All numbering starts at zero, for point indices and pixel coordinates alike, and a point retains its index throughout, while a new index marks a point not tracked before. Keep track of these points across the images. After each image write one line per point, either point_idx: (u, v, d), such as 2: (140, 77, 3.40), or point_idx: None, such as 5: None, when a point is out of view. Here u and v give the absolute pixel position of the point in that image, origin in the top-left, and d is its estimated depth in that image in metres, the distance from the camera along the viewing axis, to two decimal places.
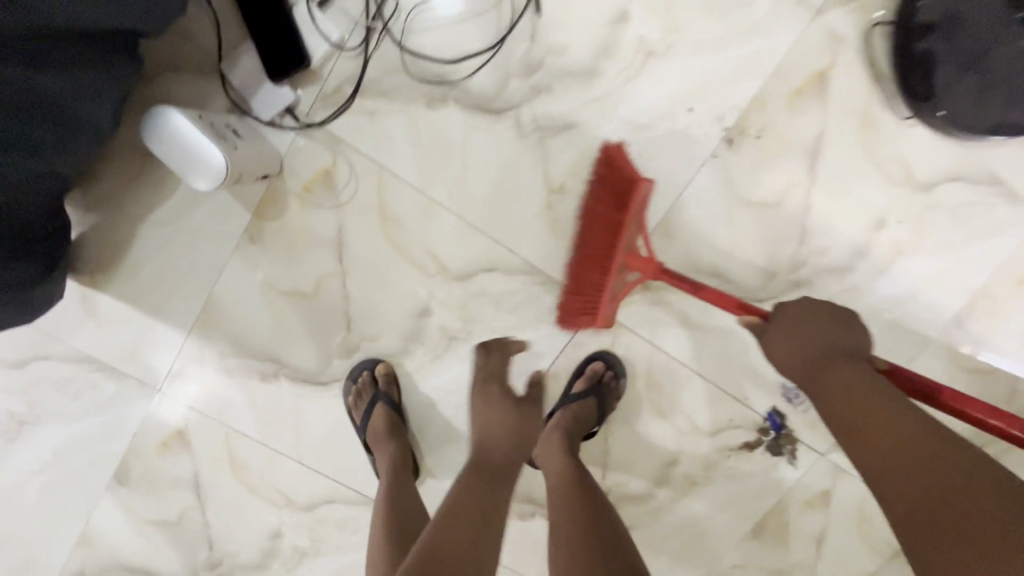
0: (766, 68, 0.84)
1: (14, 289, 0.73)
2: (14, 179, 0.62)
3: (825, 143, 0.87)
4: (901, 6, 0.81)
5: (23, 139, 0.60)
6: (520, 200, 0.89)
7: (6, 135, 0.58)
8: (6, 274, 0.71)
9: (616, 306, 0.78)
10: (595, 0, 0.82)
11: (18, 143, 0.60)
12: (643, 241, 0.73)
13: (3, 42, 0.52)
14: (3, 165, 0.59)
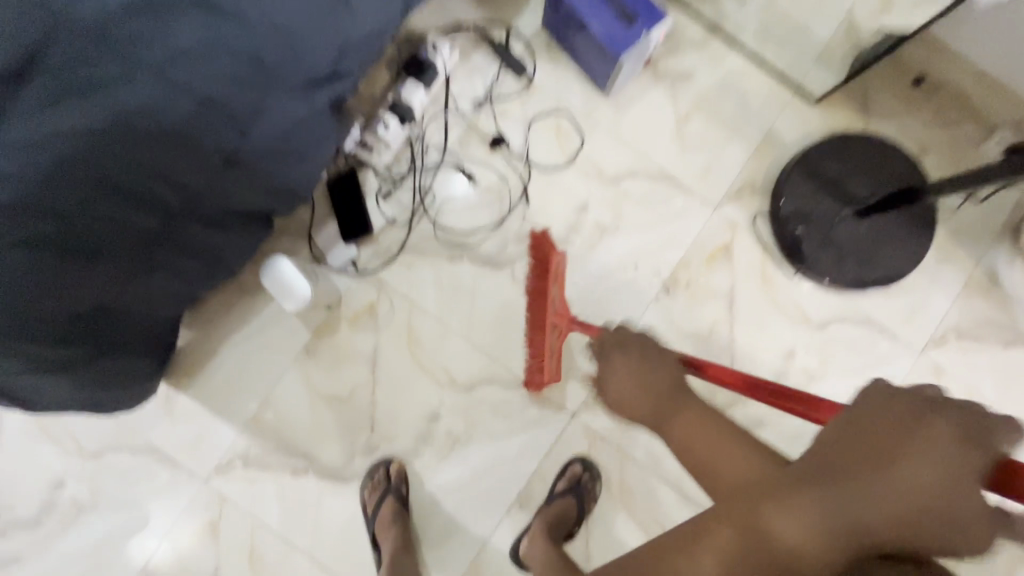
0: (685, 241, 1.20)
1: (121, 376, 0.96)
2: (158, 293, 0.90)
3: (737, 292, 1.20)
4: (771, 204, 1.20)
5: (178, 268, 0.88)
6: (514, 329, 1.20)
7: (172, 264, 0.87)
8: (121, 364, 0.94)
9: (558, 359, 1.06)
10: (566, 196, 1.20)
11: (173, 269, 0.88)
12: (561, 302, 1.04)
13: (203, 214, 0.84)
14: (156, 282, 0.87)
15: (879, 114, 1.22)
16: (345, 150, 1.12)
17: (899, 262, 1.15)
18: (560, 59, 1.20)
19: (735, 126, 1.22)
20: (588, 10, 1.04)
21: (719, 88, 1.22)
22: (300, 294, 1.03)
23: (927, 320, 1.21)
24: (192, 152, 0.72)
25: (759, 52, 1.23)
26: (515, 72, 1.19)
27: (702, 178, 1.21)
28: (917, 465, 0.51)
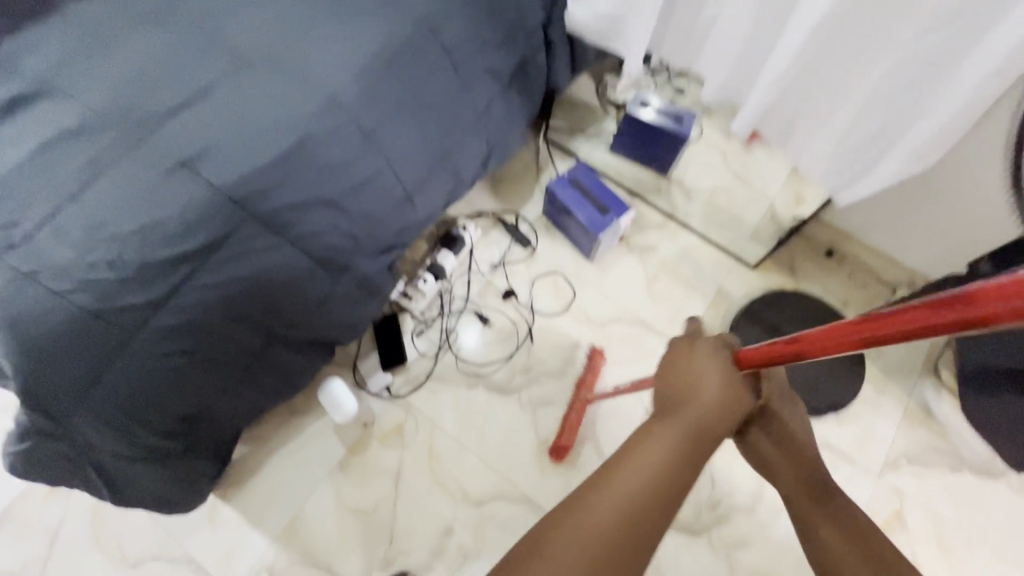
0: None
1: (190, 478, 1.13)
2: (242, 405, 1.12)
3: None
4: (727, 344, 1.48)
5: (263, 383, 1.13)
6: (521, 448, 1.39)
7: (260, 380, 1.11)
8: (195, 465, 1.13)
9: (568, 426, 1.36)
10: (562, 336, 1.50)
11: (260, 384, 1.12)
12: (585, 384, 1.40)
13: (293, 341, 1.11)
14: (245, 393, 1.10)
15: (803, 276, 1.57)
16: (392, 298, 1.44)
17: (840, 392, 1.42)
18: (557, 236, 1.60)
19: (693, 284, 1.57)
20: (576, 204, 1.46)
21: (677, 257, 1.60)
22: (351, 403, 1.28)
23: (878, 445, 1.40)
24: (298, 296, 1.02)
25: (706, 232, 1.64)
26: (522, 244, 1.58)
27: (672, 323, 1.52)
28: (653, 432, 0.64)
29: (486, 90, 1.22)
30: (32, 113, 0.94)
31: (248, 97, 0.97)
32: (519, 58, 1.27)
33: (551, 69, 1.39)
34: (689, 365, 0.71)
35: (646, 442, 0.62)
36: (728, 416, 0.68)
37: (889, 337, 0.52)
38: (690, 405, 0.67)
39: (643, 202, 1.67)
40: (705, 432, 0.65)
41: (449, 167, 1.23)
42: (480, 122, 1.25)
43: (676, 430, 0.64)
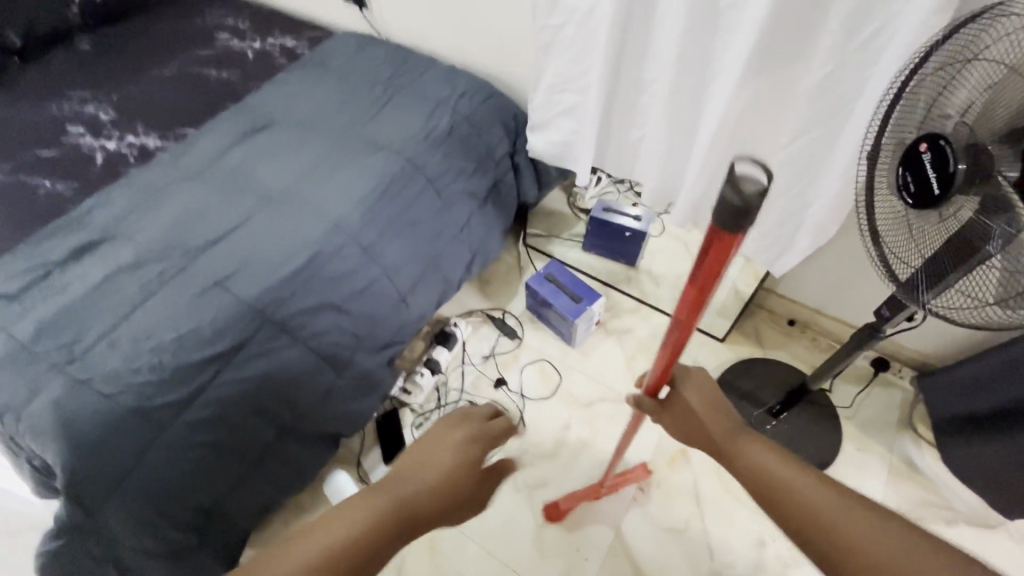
0: (650, 446, 1.52)
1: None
2: (255, 500, 1.21)
3: (702, 487, 1.45)
4: None
5: (275, 478, 1.22)
6: (521, 533, 1.42)
7: (272, 473, 1.21)
8: (207, 566, 1.18)
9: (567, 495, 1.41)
10: (552, 419, 1.60)
11: (272, 478, 1.22)
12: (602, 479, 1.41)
13: (302, 434, 1.23)
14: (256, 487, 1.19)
15: (770, 344, 1.70)
16: (392, 394, 1.56)
17: (823, 452, 1.47)
18: (541, 326, 1.77)
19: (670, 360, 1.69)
20: (553, 296, 1.64)
21: (652, 336, 1.75)
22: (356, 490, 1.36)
23: None
24: (307, 389, 1.17)
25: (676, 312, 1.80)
26: (510, 336, 1.74)
27: None
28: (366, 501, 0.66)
29: (465, 207, 1.47)
30: (97, 254, 1.17)
31: (271, 228, 1.21)
32: (492, 181, 1.54)
33: (520, 187, 1.66)
34: (442, 444, 0.77)
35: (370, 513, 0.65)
36: (438, 487, 0.72)
37: (711, 279, 0.63)
38: (411, 479, 0.71)
39: (616, 290, 1.85)
40: (420, 505, 0.69)
41: (437, 273, 1.43)
42: (462, 234, 1.48)
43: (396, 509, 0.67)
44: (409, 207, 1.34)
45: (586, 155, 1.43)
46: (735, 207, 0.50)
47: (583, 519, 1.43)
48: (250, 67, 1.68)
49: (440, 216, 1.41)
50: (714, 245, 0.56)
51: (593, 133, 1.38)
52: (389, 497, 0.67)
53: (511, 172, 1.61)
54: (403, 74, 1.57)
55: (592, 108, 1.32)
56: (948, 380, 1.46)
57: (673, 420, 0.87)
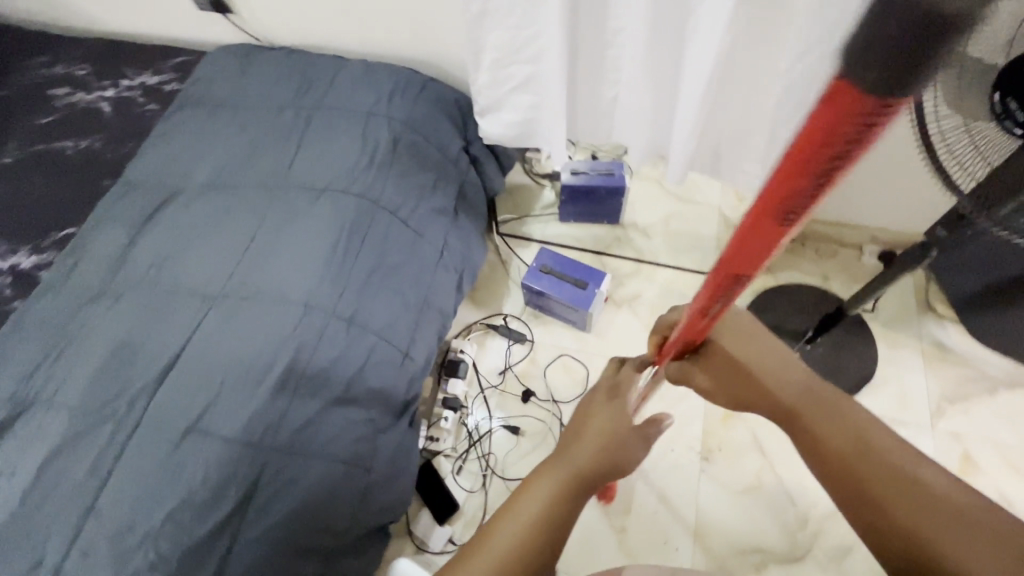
0: (699, 412, 1.46)
1: None
2: None
3: (762, 437, 1.42)
4: None
5: None
6: (602, 545, 1.34)
7: None
8: None
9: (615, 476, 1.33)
10: None
11: None
12: None
13: (349, 548, 1.06)
14: None
15: (780, 267, 1.64)
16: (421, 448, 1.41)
17: (864, 363, 1.46)
18: (547, 320, 1.63)
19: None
20: (556, 289, 1.48)
21: (663, 295, 1.64)
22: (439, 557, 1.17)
23: (919, 399, 1.43)
24: (340, 506, 0.99)
25: (678, 261, 1.69)
26: (521, 341, 1.59)
27: None
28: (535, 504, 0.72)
29: (438, 228, 1.26)
30: (14, 438, 0.91)
31: (228, 334, 0.97)
32: (456, 187, 1.33)
33: (484, 181, 1.45)
34: (586, 422, 0.81)
35: (549, 501, 0.72)
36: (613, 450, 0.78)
37: (805, 206, 0.45)
38: (571, 454, 0.76)
39: (610, 257, 1.72)
40: (587, 479, 0.75)
41: (433, 313, 1.24)
42: (444, 261, 1.28)
43: (564, 490, 0.73)
44: (380, 251, 1.12)
45: (557, 129, 1.24)
46: (910, 53, 0.29)
47: (659, 508, 1.36)
48: (115, 126, 1.33)
49: (417, 249, 1.20)
50: (840, 147, 0.37)
51: (558, 103, 1.18)
52: (561, 479, 0.74)
53: (472, 169, 1.39)
54: (311, 88, 1.29)
55: (553, 78, 1.13)
56: (955, 259, 1.44)
57: (715, 376, 0.79)
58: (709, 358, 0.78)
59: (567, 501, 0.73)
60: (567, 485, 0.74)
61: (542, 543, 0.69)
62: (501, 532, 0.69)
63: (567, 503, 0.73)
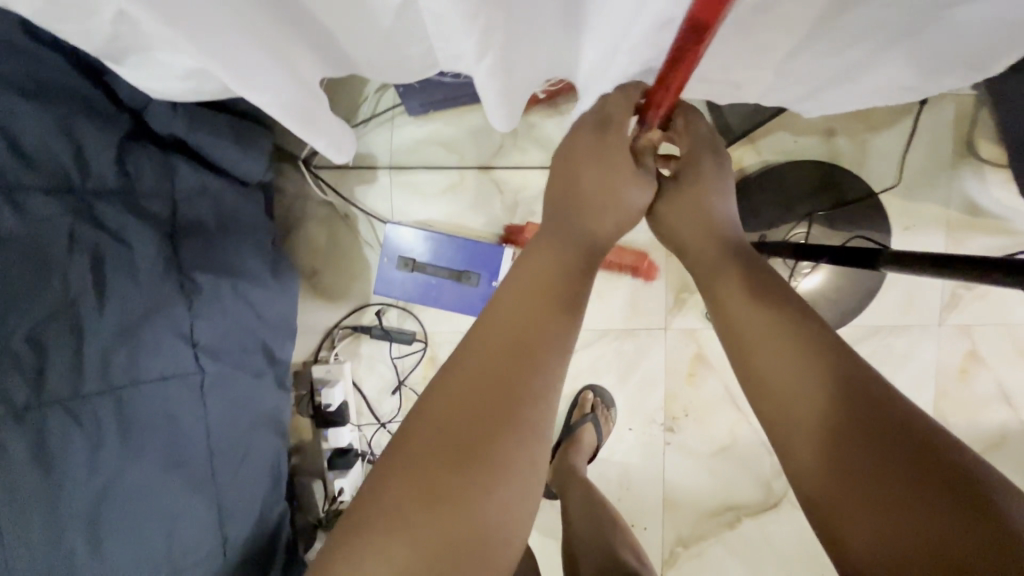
0: (658, 378, 1.13)
1: None
2: None
3: (734, 388, 1.13)
4: None
5: None
6: None
7: None
8: None
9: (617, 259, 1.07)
10: None
11: None
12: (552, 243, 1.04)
13: None
14: None
15: (765, 131, 1.05)
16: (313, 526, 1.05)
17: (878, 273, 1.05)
18: None
19: (637, 243, 1.08)
20: (432, 297, 1.02)
21: None
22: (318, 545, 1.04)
23: (930, 292, 1.09)
24: None
25: None
26: (410, 340, 1.11)
27: (634, 312, 1.11)
28: (441, 397, 0.50)
29: (163, 345, 0.65)
30: None
31: None
32: (155, 237, 0.65)
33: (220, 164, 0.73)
34: (580, 166, 0.62)
35: (526, 278, 0.57)
36: (598, 207, 0.62)
37: None
38: (551, 234, 0.61)
39: (504, 168, 1.07)
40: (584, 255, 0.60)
41: (235, 454, 0.76)
42: (208, 381, 0.71)
43: (567, 234, 0.61)
44: (58, 490, 0.56)
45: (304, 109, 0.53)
46: None
47: (621, 494, 1.17)
48: None
49: (139, 417, 0.63)
50: None
51: (241, 75, 0.46)
52: (558, 264, 0.59)
53: (172, 168, 0.69)
54: None
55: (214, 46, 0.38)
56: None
57: (594, 166, 0.61)
58: (590, 156, 0.61)
59: (522, 300, 0.55)
60: (557, 244, 0.60)
61: (548, 302, 0.56)
62: (461, 366, 0.52)
63: (571, 264, 0.59)
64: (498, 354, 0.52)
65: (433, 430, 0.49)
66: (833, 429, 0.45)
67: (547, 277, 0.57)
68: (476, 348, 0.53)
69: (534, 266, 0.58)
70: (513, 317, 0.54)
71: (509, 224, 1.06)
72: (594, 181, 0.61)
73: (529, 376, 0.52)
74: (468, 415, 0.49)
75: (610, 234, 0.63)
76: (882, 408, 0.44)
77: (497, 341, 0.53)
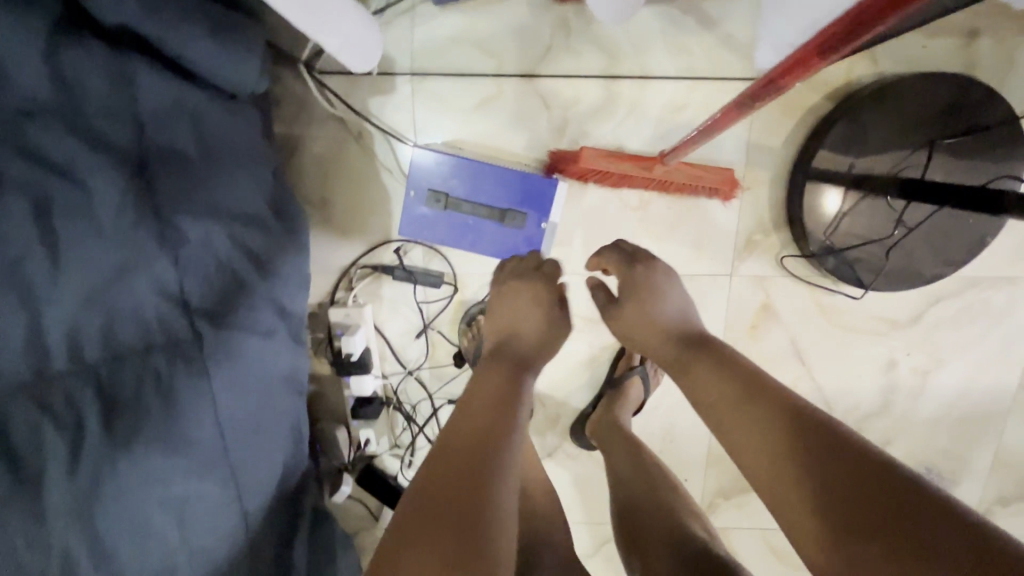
0: (717, 330, 1.00)
1: None
2: None
3: (802, 341, 1.01)
4: (801, 248, 0.92)
5: None
6: (599, 490, 1.12)
7: None
8: None
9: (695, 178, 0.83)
10: (567, 360, 1.04)
11: None
12: (618, 166, 0.82)
13: None
14: None
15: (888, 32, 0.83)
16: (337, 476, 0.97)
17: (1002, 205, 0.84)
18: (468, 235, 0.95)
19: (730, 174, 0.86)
20: (463, 239, 0.87)
21: (659, 139, 0.88)
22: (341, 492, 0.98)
23: None
24: None
25: (683, 56, 0.86)
26: (437, 282, 0.97)
27: (697, 255, 0.96)
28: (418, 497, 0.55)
29: (142, 312, 0.52)
30: None
31: None
32: (117, 171, 0.50)
33: (198, 69, 0.56)
34: (511, 304, 0.78)
35: (478, 392, 0.67)
36: (552, 317, 0.77)
37: None
38: (496, 356, 0.72)
39: (552, 77, 0.87)
40: (528, 358, 0.73)
41: (248, 429, 0.63)
42: (208, 350, 0.56)
43: (501, 364, 0.71)
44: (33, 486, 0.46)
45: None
46: None
47: (663, 447, 1.10)
48: None
49: (125, 397, 0.51)
50: None
51: None
52: (510, 372, 0.70)
53: (132, 78, 0.52)
54: None
55: None
56: None
57: (532, 295, 0.78)
58: (528, 287, 0.79)
59: (490, 391, 0.67)
60: (505, 365, 0.71)
61: (490, 411, 0.63)
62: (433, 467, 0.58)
63: (513, 380, 0.69)
64: (475, 440, 0.60)
65: (435, 518, 0.53)
66: (808, 489, 0.52)
67: (495, 394, 0.66)
68: (445, 448, 0.59)
69: (478, 388, 0.67)
70: (476, 412, 0.63)
71: (554, 150, 0.88)
72: (528, 316, 0.76)
73: (500, 470, 0.58)
74: (456, 504, 0.54)
75: (542, 351, 0.75)
76: (840, 456, 0.52)
77: (474, 440, 0.60)
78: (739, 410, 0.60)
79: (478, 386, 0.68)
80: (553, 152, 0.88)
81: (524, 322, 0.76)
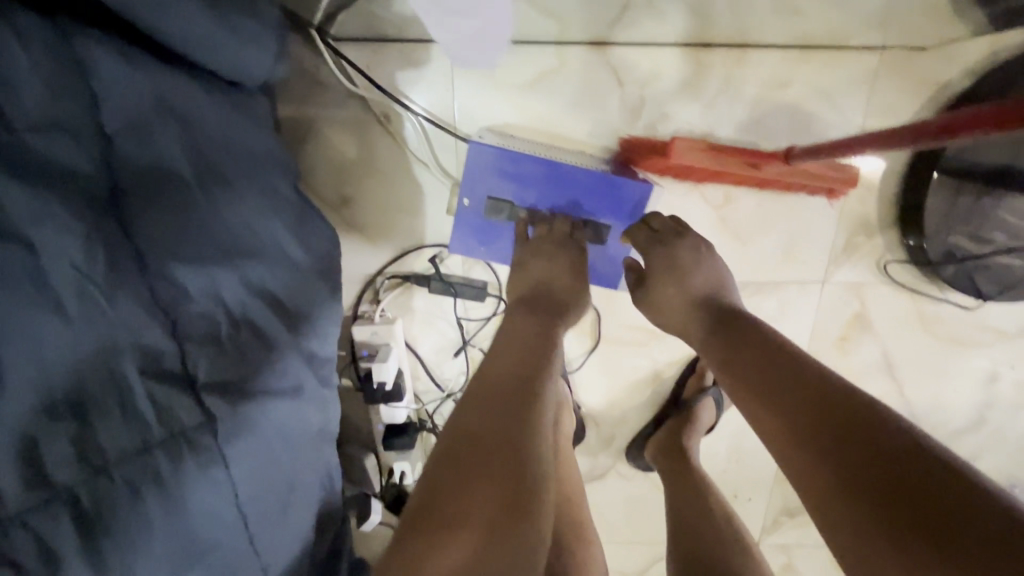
0: (801, 342, 0.87)
1: None
2: None
3: (896, 353, 0.88)
4: (914, 253, 0.79)
5: None
6: (654, 513, 1.01)
7: None
8: None
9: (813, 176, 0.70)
10: (626, 376, 0.91)
11: None
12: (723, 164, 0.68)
13: None
14: None
15: None
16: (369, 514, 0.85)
17: None
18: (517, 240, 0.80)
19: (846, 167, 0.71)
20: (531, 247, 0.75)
21: (754, 123, 0.72)
22: (370, 523, 0.86)
23: None
24: None
25: (791, 18, 0.68)
26: (479, 294, 0.82)
27: (787, 258, 0.81)
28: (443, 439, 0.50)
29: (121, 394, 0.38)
30: None
31: None
32: (73, 213, 0.36)
33: (180, 42, 0.40)
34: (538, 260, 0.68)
35: (517, 332, 0.60)
36: (578, 284, 0.67)
37: None
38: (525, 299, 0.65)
39: (625, 44, 0.69)
40: (564, 303, 0.65)
41: (279, 519, 0.46)
42: (224, 437, 0.40)
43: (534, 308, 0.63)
44: None
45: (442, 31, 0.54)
46: None
47: (726, 466, 0.99)
48: None
49: (115, 525, 0.36)
50: None
51: None
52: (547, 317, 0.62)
53: (87, 67, 0.38)
54: None
55: None
56: None
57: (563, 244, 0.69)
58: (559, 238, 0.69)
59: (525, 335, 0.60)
60: (540, 313, 0.63)
61: (525, 355, 0.57)
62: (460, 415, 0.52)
63: (548, 328, 0.61)
64: (505, 382, 0.54)
65: (453, 460, 0.48)
66: (829, 464, 0.43)
67: (523, 340, 0.59)
68: (470, 397, 0.53)
69: (511, 330, 0.61)
70: (511, 356, 0.57)
71: (630, 138, 0.72)
72: (550, 268, 0.67)
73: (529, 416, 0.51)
74: (475, 446, 0.48)
75: (574, 298, 0.66)
76: (878, 434, 0.42)
77: (504, 386, 0.53)
78: (770, 369, 0.52)
79: (513, 327, 0.61)
80: (629, 141, 0.72)
81: (556, 271, 0.67)
